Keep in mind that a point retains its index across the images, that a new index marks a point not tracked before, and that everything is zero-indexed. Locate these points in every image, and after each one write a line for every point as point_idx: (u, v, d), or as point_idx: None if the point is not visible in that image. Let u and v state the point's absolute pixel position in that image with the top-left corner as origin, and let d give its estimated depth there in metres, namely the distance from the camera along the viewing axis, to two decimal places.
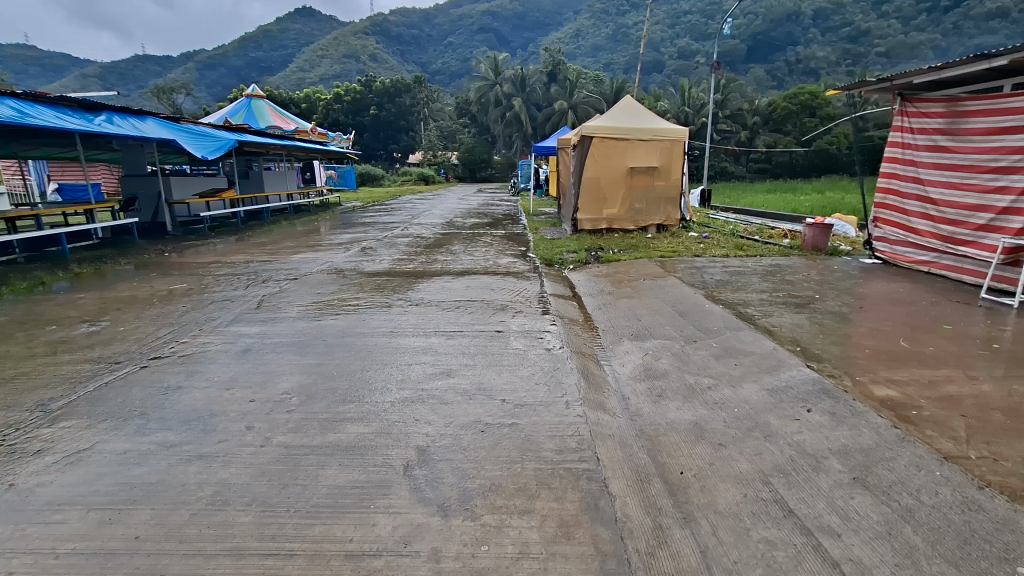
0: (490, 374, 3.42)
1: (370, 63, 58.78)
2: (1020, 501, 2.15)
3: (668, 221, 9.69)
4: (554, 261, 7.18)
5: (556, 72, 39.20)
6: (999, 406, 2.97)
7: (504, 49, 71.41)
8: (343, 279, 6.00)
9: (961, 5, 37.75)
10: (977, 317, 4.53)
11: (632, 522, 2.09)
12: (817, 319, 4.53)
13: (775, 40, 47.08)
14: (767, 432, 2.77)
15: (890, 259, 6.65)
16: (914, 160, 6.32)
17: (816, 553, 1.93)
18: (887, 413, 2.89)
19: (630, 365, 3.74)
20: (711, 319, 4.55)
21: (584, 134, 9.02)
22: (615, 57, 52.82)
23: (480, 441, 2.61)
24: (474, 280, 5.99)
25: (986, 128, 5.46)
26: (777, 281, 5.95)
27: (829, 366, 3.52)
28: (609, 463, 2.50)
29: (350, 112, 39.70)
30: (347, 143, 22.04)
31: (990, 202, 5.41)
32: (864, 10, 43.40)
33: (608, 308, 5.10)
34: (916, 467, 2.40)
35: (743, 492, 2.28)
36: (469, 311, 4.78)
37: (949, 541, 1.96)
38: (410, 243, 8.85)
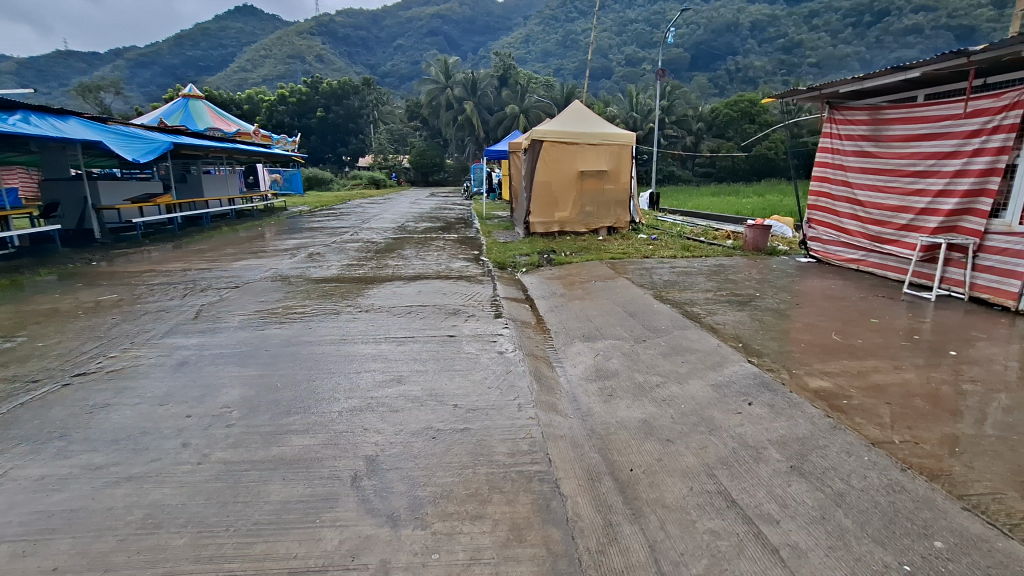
0: (443, 379, 3.39)
1: (316, 65, 57.37)
2: (937, 481, 2.32)
3: (617, 224, 9.91)
4: (506, 264, 7.20)
5: (507, 77, 39.18)
6: (920, 392, 3.20)
7: (454, 53, 71.48)
8: (289, 286, 5.82)
9: (882, 21, 40.67)
10: (900, 310, 4.88)
11: (584, 521, 2.11)
12: (757, 316, 4.74)
13: (716, 49, 49.12)
14: (712, 426, 2.87)
15: (824, 258, 7.07)
16: (843, 164, 6.74)
17: (757, 541, 2.00)
18: (822, 403, 3.05)
19: (581, 366, 3.79)
20: (660, 319, 4.68)
21: (535, 138, 9.10)
22: (564, 62, 53.75)
23: (431, 448, 2.57)
24: (426, 285, 5.92)
25: (904, 135, 5.87)
26: (720, 280, 6.19)
27: (769, 361, 3.69)
28: (561, 464, 2.52)
29: (296, 114, 38.52)
30: (293, 146, 21.43)
31: (910, 203, 5.79)
32: (797, 24, 46.10)
33: (560, 310, 5.15)
34: (847, 453, 2.55)
35: (690, 486, 2.35)
36: (420, 316, 4.72)
37: (876, 522, 2.09)
38: (360, 248, 8.67)
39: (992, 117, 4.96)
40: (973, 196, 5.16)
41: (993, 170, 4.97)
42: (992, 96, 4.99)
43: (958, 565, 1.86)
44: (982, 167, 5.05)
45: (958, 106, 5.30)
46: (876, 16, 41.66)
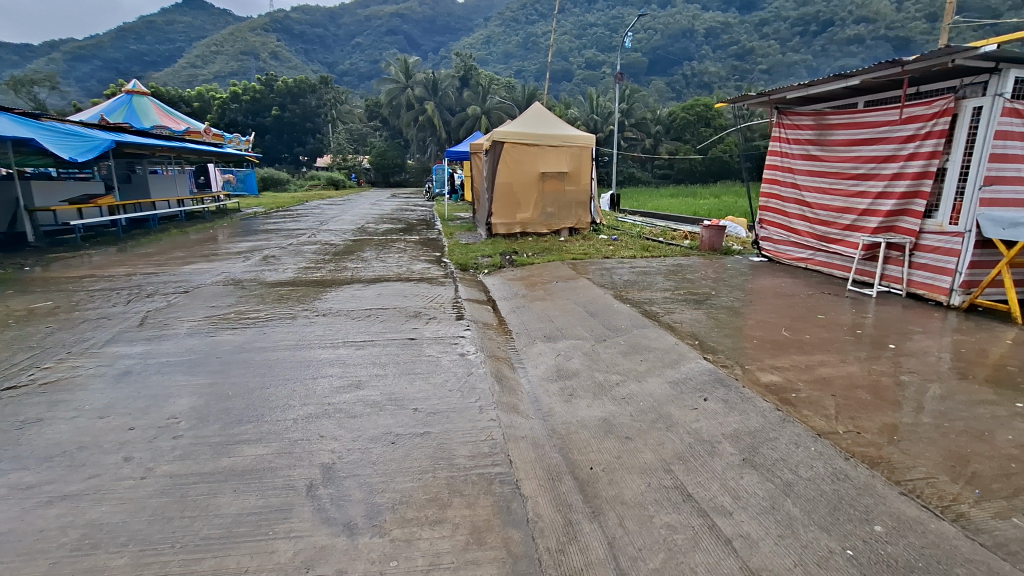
0: (403, 383, 3.34)
1: (271, 62, 55.72)
2: (878, 468, 2.45)
3: (578, 225, 10.03)
4: (468, 266, 7.18)
5: (468, 77, 39.08)
6: (863, 384, 3.37)
7: (415, 52, 70.96)
8: (242, 291, 5.62)
9: (827, 30, 42.75)
10: (845, 306, 5.13)
11: (543, 521, 2.13)
12: (713, 314, 4.89)
13: (673, 54, 50.37)
14: (669, 423, 2.94)
15: (775, 257, 7.38)
16: (792, 167, 7.05)
17: (711, 533, 2.06)
18: (772, 397, 3.17)
19: (543, 366, 3.81)
20: (619, 318, 4.76)
21: (495, 139, 9.11)
22: (525, 64, 54.13)
23: (390, 454, 2.53)
24: (385, 288, 5.84)
25: (846, 140, 6.17)
26: (678, 279, 6.35)
27: (723, 357, 3.81)
28: (521, 464, 2.53)
29: (249, 113, 37.33)
30: (247, 145, 20.73)
31: (853, 205, 6.07)
32: (748, 32, 47.97)
33: (521, 311, 5.17)
34: (795, 444, 2.66)
35: (648, 482, 2.40)
36: (380, 320, 4.65)
37: (822, 509, 2.18)
38: (318, 250, 8.46)
39: (924, 124, 5.21)
40: (909, 198, 5.43)
41: (925, 174, 5.23)
42: (924, 103, 5.24)
43: (895, 547, 1.96)
44: (916, 171, 5.31)
45: (894, 112, 5.56)
46: (822, 25, 43.63)
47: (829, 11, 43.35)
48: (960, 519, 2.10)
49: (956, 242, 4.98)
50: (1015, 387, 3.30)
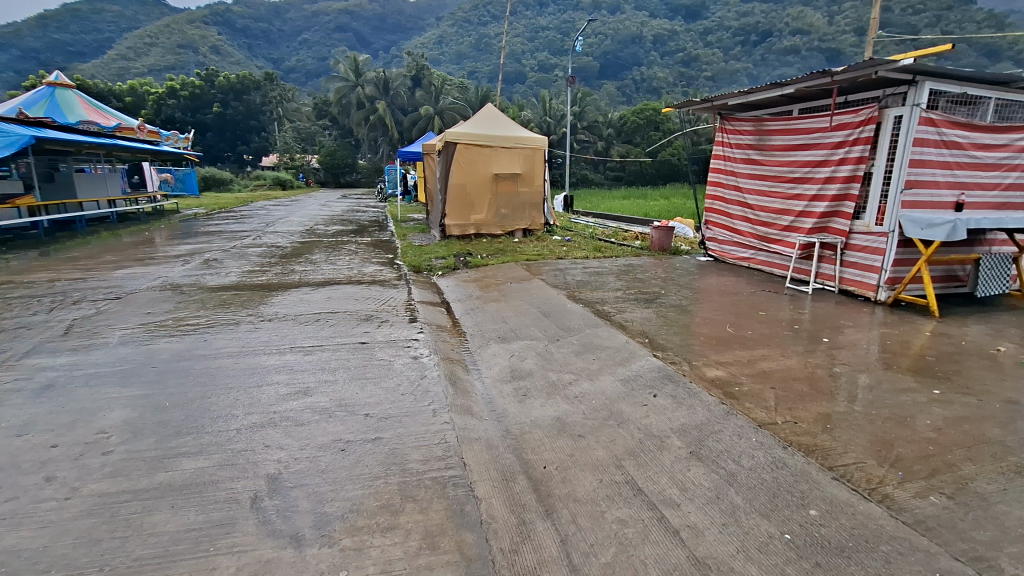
0: (353, 389, 3.26)
1: (211, 56, 53.19)
2: (813, 456, 2.60)
3: (532, 226, 10.10)
4: (422, 267, 7.10)
5: (420, 77, 38.67)
6: (800, 376, 3.56)
7: (365, 51, 69.65)
8: (181, 296, 5.35)
9: (765, 41, 44.96)
10: (784, 303, 5.40)
11: (497, 522, 2.13)
12: (662, 312, 5.04)
13: (622, 59, 51.59)
14: (620, 419, 3.00)
15: (720, 256, 7.69)
16: (734, 171, 7.36)
17: (660, 526, 2.12)
18: (716, 391, 3.30)
19: (496, 367, 3.82)
20: (572, 318, 4.82)
21: (448, 140, 9.04)
22: (477, 66, 54.05)
23: (340, 461, 2.47)
24: (336, 291, 5.69)
25: (783, 145, 6.49)
26: (629, 279, 6.51)
27: (671, 354, 3.93)
28: (475, 467, 2.52)
29: (188, 109, 35.50)
30: (185, 144, 19.72)
31: (790, 207, 6.40)
32: (693, 40, 49.84)
33: (475, 312, 5.16)
34: (738, 436, 2.77)
35: (600, 478, 2.44)
36: (330, 324, 4.52)
37: (762, 497, 2.29)
38: (263, 253, 8.14)
39: (853, 131, 5.54)
40: (840, 200, 5.77)
41: (854, 178, 5.58)
42: (852, 111, 5.57)
43: (828, 529, 2.08)
44: (846, 174, 5.64)
45: (825, 119, 5.89)
46: (761, 36, 45.93)
47: (767, 22, 45.69)
48: (885, 500, 2.26)
49: (882, 241, 5.34)
50: (934, 375, 3.58)
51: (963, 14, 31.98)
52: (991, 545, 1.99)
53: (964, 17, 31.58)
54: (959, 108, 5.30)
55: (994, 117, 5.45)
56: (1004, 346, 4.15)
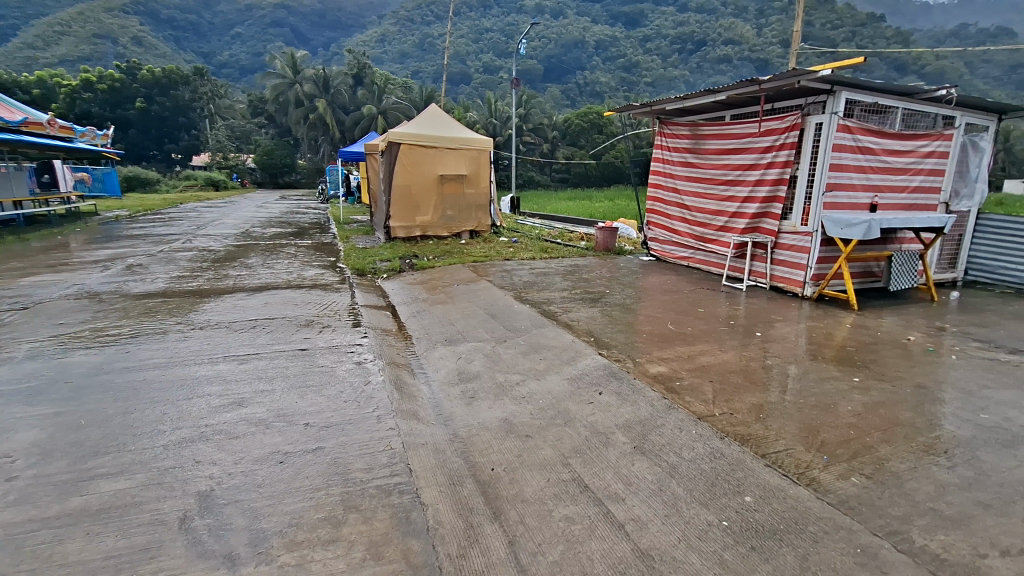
0: (292, 398, 3.13)
1: (133, 47, 49.66)
2: (748, 444, 2.72)
3: (479, 227, 10.08)
4: (366, 271, 6.92)
5: (362, 76, 37.75)
6: (735, 369, 3.73)
7: (303, 47, 67.36)
8: (101, 304, 4.97)
9: (700, 50, 47.08)
10: (721, 300, 5.66)
11: (444, 528, 2.10)
12: (607, 311, 5.16)
13: (566, 64, 52.53)
14: (567, 418, 3.04)
15: (661, 256, 7.97)
16: (672, 174, 7.65)
17: (606, 520, 2.16)
18: (658, 386, 3.41)
19: (443, 370, 3.78)
20: (519, 319, 4.84)
21: (391, 140, 8.87)
22: (422, 65, 53.45)
23: (279, 474, 2.37)
24: (274, 296, 5.45)
25: (717, 149, 6.80)
26: (575, 279, 6.62)
27: (616, 352, 4.02)
28: (421, 473, 2.47)
29: (107, 103, 33.05)
30: (104, 141, 18.33)
31: (724, 208, 6.71)
32: (633, 47, 51.53)
33: (422, 315, 5.08)
34: (679, 429, 2.87)
35: (547, 477, 2.46)
36: (267, 331, 4.33)
37: (701, 487, 2.38)
38: (194, 257, 7.70)
39: (779, 136, 5.87)
40: (768, 202, 6.11)
41: (781, 181, 5.91)
42: (778, 118, 5.89)
43: (762, 513, 2.19)
44: (774, 177, 5.96)
45: (754, 125, 6.21)
46: (696, 44, 48.13)
47: (701, 32, 47.92)
48: (812, 483, 2.40)
49: (806, 241, 5.70)
50: (854, 364, 3.85)
51: (874, 31, 34.92)
52: (904, 519, 2.15)
53: (874, 34, 34.46)
54: (871, 116, 5.72)
55: (902, 125, 5.93)
56: (914, 335, 4.53)
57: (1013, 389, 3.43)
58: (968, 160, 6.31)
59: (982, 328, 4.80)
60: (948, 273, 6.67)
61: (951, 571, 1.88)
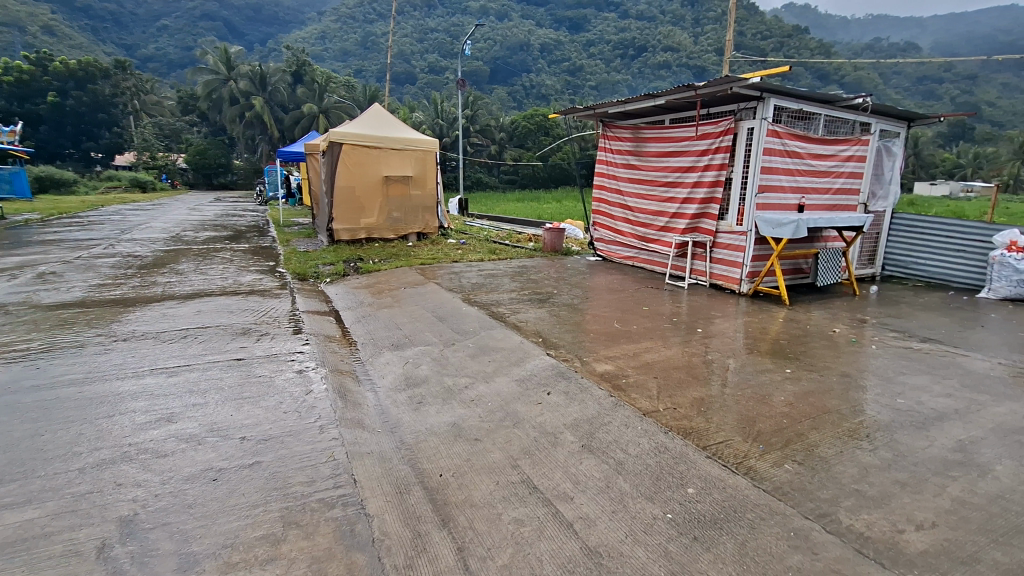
0: (227, 411, 2.97)
1: (43, 36, 45.74)
2: (690, 438, 2.81)
3: (426, 229, 9.94)
4: (308, 275, 6.68)
5: (301, 73, 36.42)
6: (679, 365, 3.85)
7: (237, 41, 64.32)
8: (8, 317, 4.54)
9: (641, 56, 48.59)
10: (664, 298, 5.84)
11: (391, 538, 2.05)
12: (555, 311, 5.21)
13: (512, 66, 52.85)
14: (516, 420, 3.04)
15: (606, 256, 8.14)
16: (615, 176, 7.83)
17: (555, 521, 2.17)
18: (606, 384, 3.47)
19: (390, 376, 3.69)
20: (468, 321, 4.81)
21: (333, 140, 8.62)
22: (365, 64, 52.31)
23: (212, 492, 2.23)
24: (207, 304, 5.15)
25: (657, 152, 7.01)
26: (523, 280, 6.65)
27: (563, 352, 4.07)
28: (367, 483, 2.40)
29: (15, 98, 31.04)
30: (10, 138, 16.81)
31: (666, 209, 6.93)
32: (577, 51, 52.60)
33: (367, 320, 4.95)
34: (625, 426, 2.93)
35: (496, 480, 2.44)
36: (199, 341, 4.08)
37: (647, 481, 2.43)
38: (117, 263, 7.20)
39: (715, 140, 6.13)
40: (706, 203, 6.36)
41: (717, 183, 6.17)
42: (713, 123, 6.16)
43: (703, 504, 2.27)
44: (712, 179, 6.21)
45: (691, 129, 6.45)
46: (637, 50, 49.67)
47: (642, 38, 49.46)
48: (749, 471, 2.51)
49: (742, 240, 5.98)
50: (786, 356, 4.07)
51: (799, 42, 37.26)
52: (832, 502, 2.29)
53: (799, 45, 36.81)
54: (796, 122, 6.08)
55: (824, 131, 6.33)
56: (839, 327, 4.83)
57: (924, 375, 3.73)
58: (883, 164, 6.82)
59: (898, 318, 5.19)
60: (867, 268, 7.18)
61: (873, 547, 2.02)
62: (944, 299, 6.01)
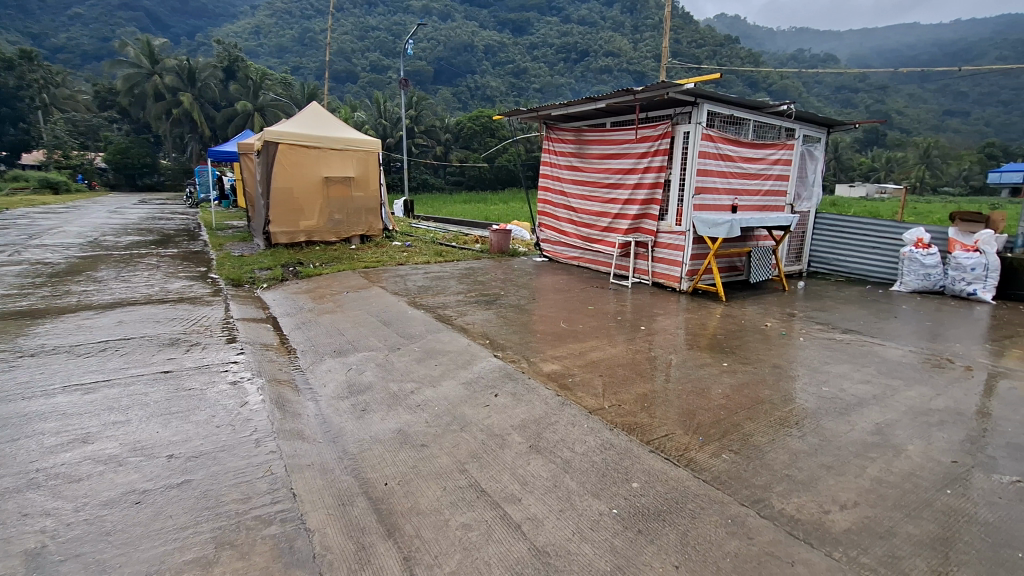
0: (153, 428, 2.77)
1: None
2: (634, 433, 2.88)
3: (370, 232, 9.72)
4: (243, 280, 6.37)
5: (233, 69, 34.73)
6: (623, 362, 3.95)
7: (161, 33, 60.43)
8: None
9: (584, 60, 49.59)
10: (609, 297, 5.98)
11: (333, 553, 1.97)
12: (502, 313, 5.21)
13: (456, 67, 52.64)
14: (463, 423, 3.01)
15: (553, 256, 8.25)
16: (559, 178, 7.94)
17: (502, 522, 2.16)
18: (553, 384, 3.50)
19: (332, 384, 3.56)
20: (414, 325, 4.73)
21: (268, 139, 8.26)
22: (303, 61, 50.57)
23: (135, 516, 2.08)
24: (130, 313, 4.80)
25: (599, 154, 7.17)
26: (470, 282, 6.61)
27: (511, 353, 4.07)
28: (307, 497, 2.30)
29: None
30: None
31: (608, 210, 7.10)
32: (522, 55, 53.07)
33: (308, 326, 4.76)
34: (572, 424, 2.97)
35: (443, 486, 2.41)
36: (121, 354, 3.80)
37: (593, 478, 2.47)
38: (24, 271, 6.58)
39: (653, 143, 6.34)
40: (647, 204, 6.56)
41: (657, 185, 6.38)
42: (651, 126, 6.37)
43: (647, 498, 2.33)
44: (651, 181, 6.42)
45: (631, 133, 6.64)
46: (580, 55, 50.67)
47: (584, 43, 50.53)
48: (690, 463, 2.60)
49: (681, 240, 6.21)
50: (723, 350, 4.26)
51: (730, 51, 39.22)
52: (765, 488, 2.40)
53: (730, 54, 38.77)
54: (728, 127, 6.37)
55: (754, 135, 6.68)
56: (771, 321, 5.11)
57: (846, 364, 4.01)
58: (806, 167, 7.27)
59: (823, 312, 5.54)
60: (795, 265, 7.64)
61: (803, 528, 2.13)
62: (862, 293, 6.49)
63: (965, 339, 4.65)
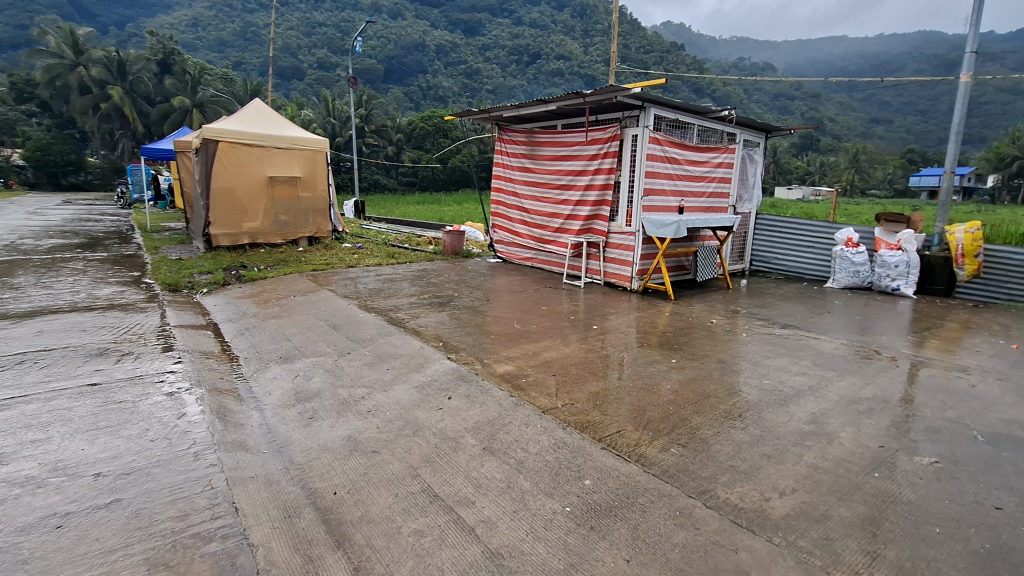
0: (78, 445, 2.58)
1: None
2: (587, 431, 2.92)
3: (319, 233, 9.43)
4: (181, 285, 6.05)
5: (169, 63, 32.91)
6: (575, 361, 4.00)
7: (86, 23, 56.51)
8: None
9: (536, 63, 50.00)
10: (561, 297, 6.05)
11: (278, 568, 1.89)
12: (455, 315, 5.17)
13: (407, 65, 51.96)
14: (416, 427, 2.96)
15: (506, 257, 8.26)
16: (512, 179, 7.95)
17: (456, 527, 2.14)
18: (506, 385, 3.50)
19: (277, 392, 3.43)
20: (364, 328, 4.62)
21: (208, 137, 7.89)
22: (246, 56, 48.55)
23: (57, 542, 1.92)
24: (53, 322, 4.46)
25: (551, 155, 7.24)
26: (423, 284, 6.53)
27: (464, 355, 4.04)
28: (251, 510, 2.20)
29: None
30: None
31: (561, 210, 7.17)
32: (474, 55, 52.94)
33: (251, 333, 4.57)
34: (526, 425, 2.98)
35: (395, 493, 2.36)
36: (42, 366, 3.52)
37: (546, 478, 2.49)
38: None
39: (603, 146, 6.48)
40: (598, 205, 6.68)
41: (607, 186, 6.51)
42: (601, 129, 6.50)
43: (599, 494, 2.36)
44: (602, 183, 6.55)
45: (581, 135, 6.75)
46: (532, 57, 51.10)
47: (536, 45, 50.97)
48: (640, 458, 2.66)
49: (631, 240, 6.36)
50: (671, 347, 4.39)
51: (676, 58, 40.48)
52: (711, 479, 2.49)
53: (676, 61, 40.08)
54: (674, 130, 6.59)
55: (698, 139, 6.92)
56: (716, 318, 5.31)
57: (785, 357, 4.22)
58: (747, 170, 7.60)
59: (764, 308, 5.80)
60: (737, 264, 7.99)
61: (746, 516, 2.22)
62: (800, 290, 6.85)
63: (891, 331, 4.99)
